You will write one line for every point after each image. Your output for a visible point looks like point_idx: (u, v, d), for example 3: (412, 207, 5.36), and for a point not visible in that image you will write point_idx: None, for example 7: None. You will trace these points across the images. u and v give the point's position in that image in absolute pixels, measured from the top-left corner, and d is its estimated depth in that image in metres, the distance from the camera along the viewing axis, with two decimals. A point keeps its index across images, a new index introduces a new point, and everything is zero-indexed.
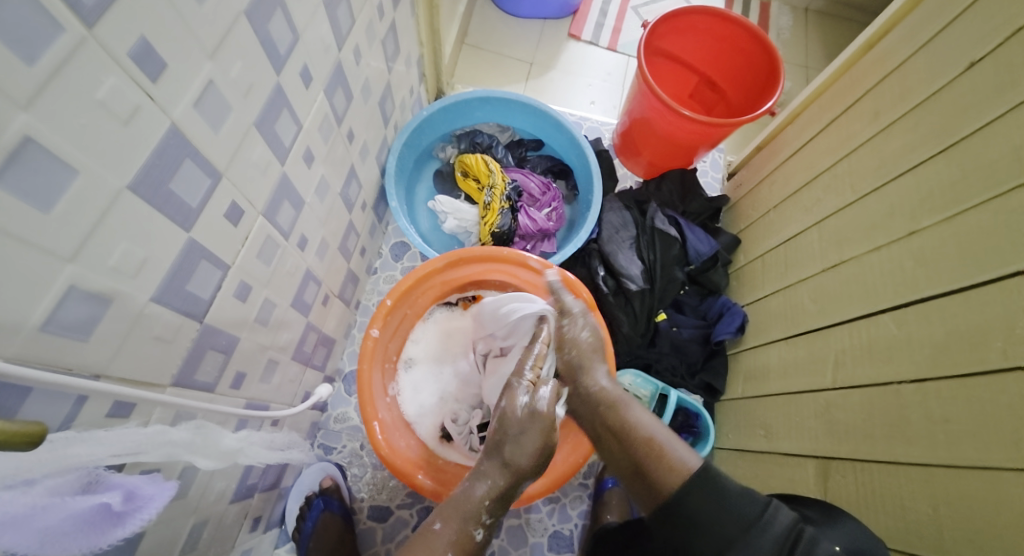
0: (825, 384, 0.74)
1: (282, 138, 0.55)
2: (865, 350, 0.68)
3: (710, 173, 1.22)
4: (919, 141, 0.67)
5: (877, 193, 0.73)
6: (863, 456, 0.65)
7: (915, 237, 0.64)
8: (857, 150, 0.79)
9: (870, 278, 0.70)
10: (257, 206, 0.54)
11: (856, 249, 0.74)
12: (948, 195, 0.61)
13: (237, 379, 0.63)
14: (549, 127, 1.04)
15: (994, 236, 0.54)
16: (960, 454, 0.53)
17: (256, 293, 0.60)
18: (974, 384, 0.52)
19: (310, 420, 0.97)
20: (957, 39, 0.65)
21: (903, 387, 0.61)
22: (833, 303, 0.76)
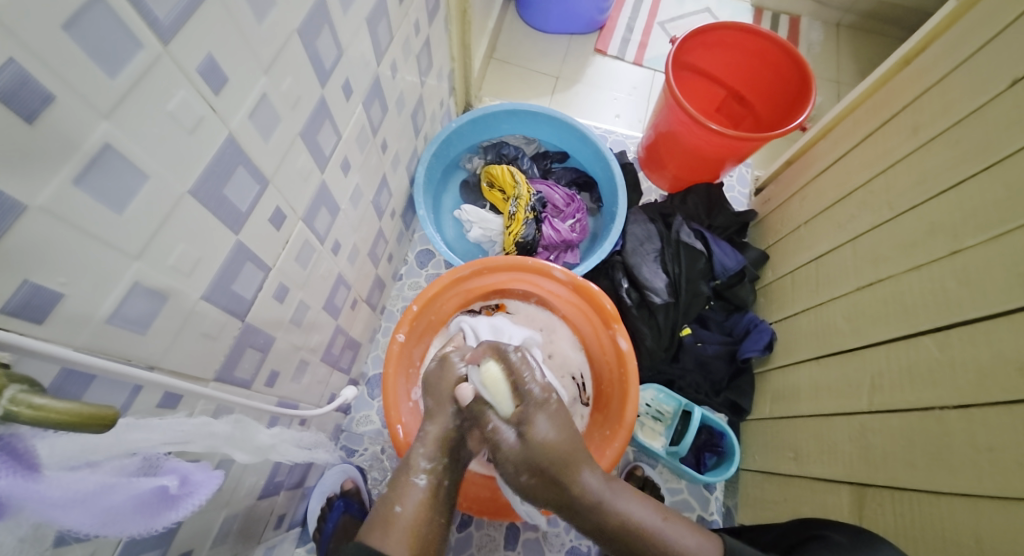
0: (861, 406, 0.73)
1: (322, 148, 0.58)
2: (905, 375, 0.67)
3: (736, 187, 1.22)
4: (961, 157, 0.67)
5: (916, 210, 0.72)
6: (902, 484, 0.64)
7: (958, 257, 0.63)
8: (894, 166, 0.79)
9: (909, 298, 0.69)
10: (297, 212, 0.57)
11: (893, 267, 0.73)
12: (992, 215, 0.60)
13: (270, 378, 0.65)
14: (575, 140, 1.06)
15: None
16: (1008, 484, 0.51)
17: (292, 296, 0.63)
18: (1023, 411, 0.52)
19: (335, 422, 1.00)
20: (1002, 55, 0.64)
21: (946, 413, 0.60)
22: (869, 323, 0.76)
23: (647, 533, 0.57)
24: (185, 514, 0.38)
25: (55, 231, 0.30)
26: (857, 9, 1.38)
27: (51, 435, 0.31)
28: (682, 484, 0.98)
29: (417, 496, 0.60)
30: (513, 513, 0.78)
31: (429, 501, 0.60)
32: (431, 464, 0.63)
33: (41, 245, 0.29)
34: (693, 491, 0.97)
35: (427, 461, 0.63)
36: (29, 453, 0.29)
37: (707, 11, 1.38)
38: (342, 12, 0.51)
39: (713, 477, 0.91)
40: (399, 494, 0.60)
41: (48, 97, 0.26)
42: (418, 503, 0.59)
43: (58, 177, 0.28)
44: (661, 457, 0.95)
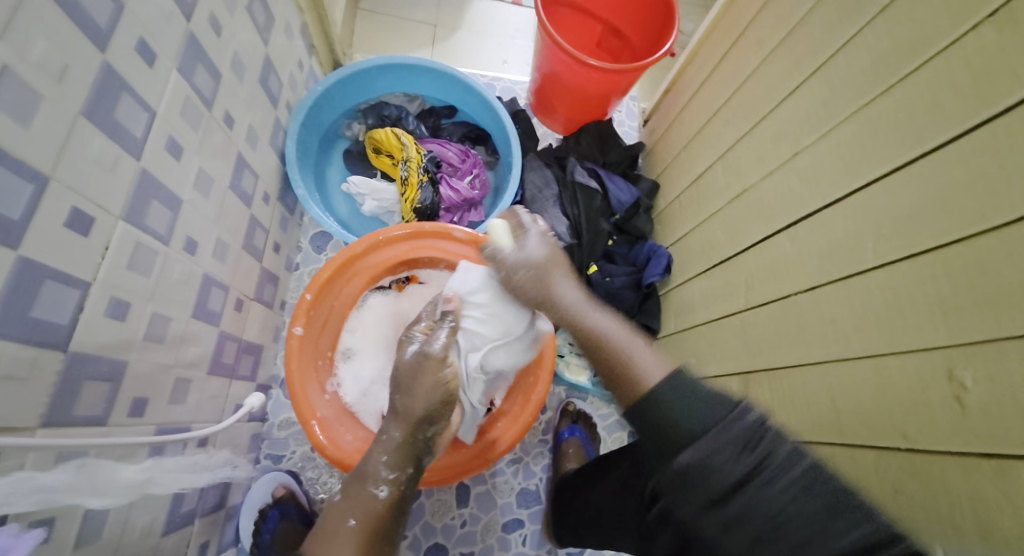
0: (739, 306, 0.76)
1: (128, 129, 0.48)
2: (769, 270, 0.70)
3: (626, 123, 1.20)
4: (795, 63, 0.69)
5: (766, 120, 0.74)
6: (773, 365, 0.67)
7: (799, 157, 0.66)
8: (746, 82, 0.80)
9: (767, 203, 0.71)
10: (111, 209, 0.47)
11: (753, 176, 0.75)
12: (823, 113, 0.63)
13: (136, 406, 0.56)
14: (459, 91, 0.98)
15: (861, 147, 0.56)
16: (850, 345, 0.55)
17: (138, 310, 0.53)
18: (857, 285, 0.55)
19: (250, 433, 0.91)
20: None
21: (799, 298, 0.63)
22: (739, 228, 0.78)
23: (611, 351, 0.50)
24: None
25: None
26: None
27: None
28: (611, 409, 1.05)
29: (371, 508, 0.54)
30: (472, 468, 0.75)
31: (384, 513, 0.55)
32: (393, 472, 0.57)
33: None
34: (620, 412, 1.04)
35: (388, 469, 0.57)
36: None
37: None
38: None
39: None
40: (350, 505, 0.55)
41: None
42: (373, 515, 0.54)
43: None
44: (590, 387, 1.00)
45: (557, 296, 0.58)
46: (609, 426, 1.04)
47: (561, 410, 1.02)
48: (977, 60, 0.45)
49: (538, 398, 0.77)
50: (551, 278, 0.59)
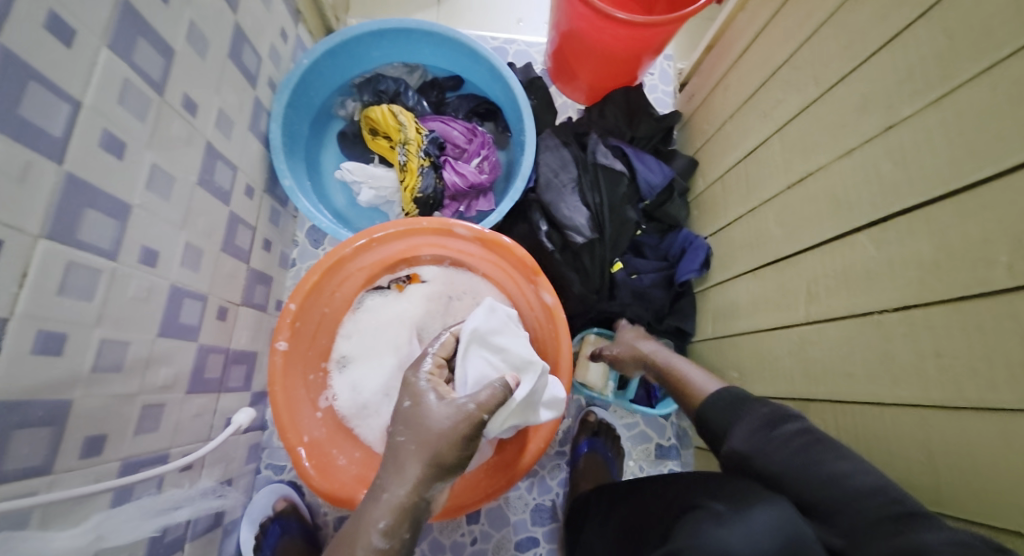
0: (798, 317, 0.65)
1: (40, 126, 0.39)
2: (840, 280, 0.58)
3: (659, 87, 1.05)
4: (888, 7, 0.53)
5: (846, 83, 0.59)
6: (843, 398, 0.58)
7: (893, 132, 0.51)
8: (818, 34, 0.64)
9: (843, 190, 0.58)
10: (28, 228, 0.39)
11: (824, 154, 0.61)
12: (932, 72, 0.47)
13: (94, 446, 0.49)
14: (465, 58, 0.85)
15: (992, 120, 0.42)
16: (960, 393, 0.44)
17: (81, 340, 0.46)
18: (973, 312, 0.43)
19: (247, 444, 0.85)
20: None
21: (884, 317, 0.52)
22: (803, 223, 0.64)
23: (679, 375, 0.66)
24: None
25: None
26: None
27: None
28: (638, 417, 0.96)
29: None
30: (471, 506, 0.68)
31: None
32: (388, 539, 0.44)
33: None
34: (649, 423, 0.94)
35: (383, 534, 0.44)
36: None
37: None
38: None
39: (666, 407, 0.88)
40: None
41: None
42: None
43: None
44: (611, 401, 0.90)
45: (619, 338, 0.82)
46: (637, 436, 0.94)
47: (580, 420, 0.93)
48: None
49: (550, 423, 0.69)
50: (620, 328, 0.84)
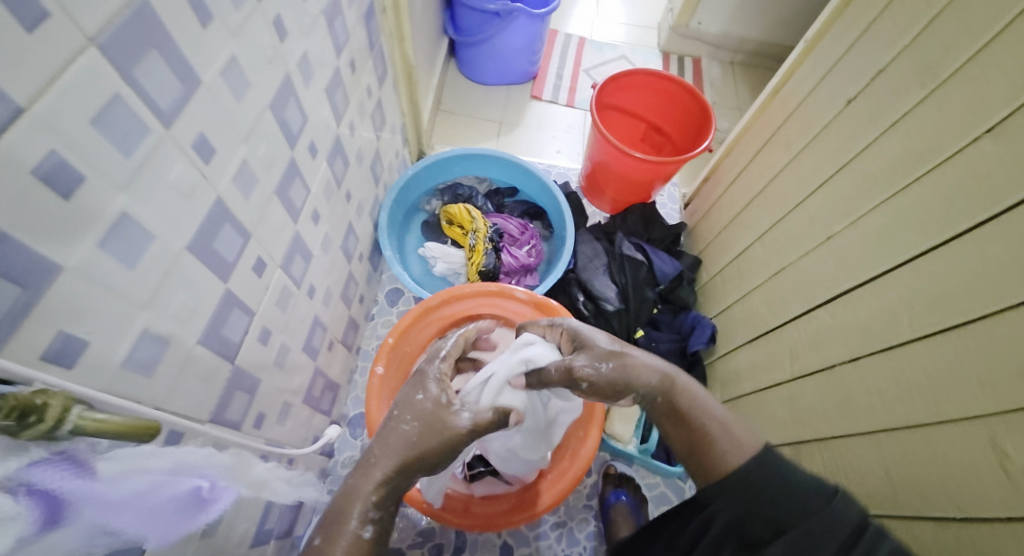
0: (785, 375, 0.81)
1: (294, 202, 0.64)
2: (812, 341, 0.76)
3: (669, 204, 1.35)
4: (823, 162, 0.81)
5: (798, 208, 0.85)
6: (827, 434, 0.70)
7: (832, 240, 0.75)
8: (778, 176, 0.93)
9: (804, 280, 0.80)
10: (275, 259, 0.63)
11: (790, 256, 0.85)
12: (849, 203, 0.73)
13: (257, 420, 0.69)
14: (521, 175, 1.17)
15: (888, 233, 0.65)
16: (897, 418, 0.59)
17: (273, 338, 0.68)
18: (892, 355, 0.61)
19: (320, 466, 0.98)
20: (838, 80, 0.81)
21: (842, 367, 0.69)
22: (782, 304, 0.85)
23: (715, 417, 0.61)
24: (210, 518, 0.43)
25: (88, 290, 0.36)
26: (745, 48, 1.61)
27: (109, 448, 0.33)
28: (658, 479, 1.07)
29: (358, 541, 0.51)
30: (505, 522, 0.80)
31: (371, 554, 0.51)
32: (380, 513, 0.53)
33: (77, 302, 0.35)
34: (668, 484, 1.05)
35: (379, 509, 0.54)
36: (88, 463, 0.31)
37: (622, 59, 1.59)
38: (305, 85, 0.60)
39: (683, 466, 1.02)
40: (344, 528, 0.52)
41: (81, 179, 0.33)
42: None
43: (87, 242, 0.35)
44: (634, 457, 1.02)
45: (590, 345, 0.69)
46: (657, 497, 1.04)
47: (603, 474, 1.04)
48: (977, 165, 0.54)
49: (585, 455, 0.84)
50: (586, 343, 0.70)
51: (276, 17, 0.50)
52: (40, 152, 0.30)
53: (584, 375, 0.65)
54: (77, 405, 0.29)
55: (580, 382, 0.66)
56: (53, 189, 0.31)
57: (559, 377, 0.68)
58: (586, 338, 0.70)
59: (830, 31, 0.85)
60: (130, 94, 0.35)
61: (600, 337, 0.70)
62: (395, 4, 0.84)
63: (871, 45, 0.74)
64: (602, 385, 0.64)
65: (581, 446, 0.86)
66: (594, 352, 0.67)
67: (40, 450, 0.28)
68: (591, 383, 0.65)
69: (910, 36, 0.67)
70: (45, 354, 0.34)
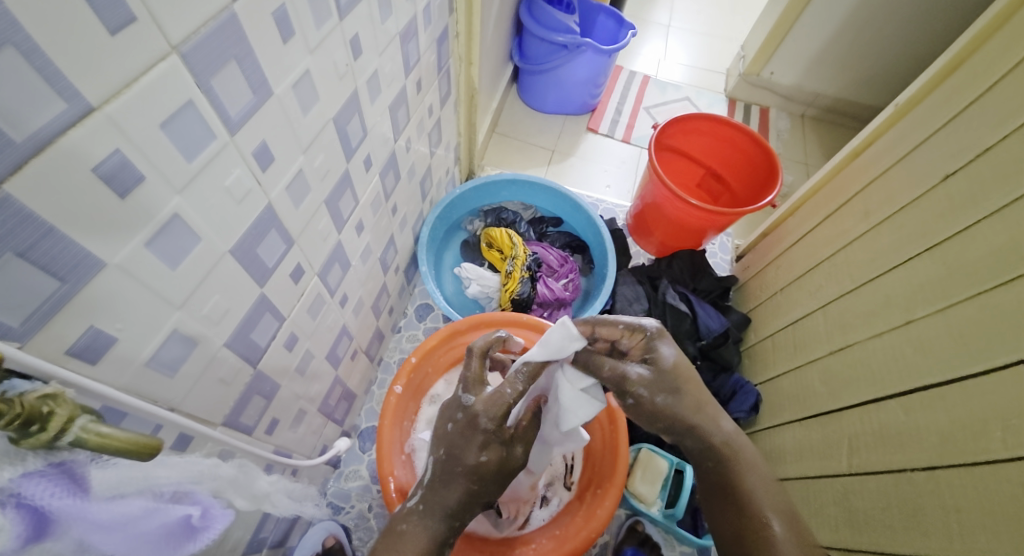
0: (842, 469, 0.75)
1: (341, 213, 0.64)
2: (877, 438, 0.70)
3: (718, 254, 1.31)
4: (907, 239, 0.75)
5: (872, 283, 0.80)
6: (886, 548, 0.65)
7: (912, 326, 0.69)
8: (851, 244, 0.88)
9: (873, 364, 0.74)
10: (314, 267, 0.63)
11: (858, 333, 0.79)
12: (936, 292, 0.67)
13: (270, 425, 0.67)
14: (569, 207, 1.15)
15: (984, 332, 0.59)
16: (973, 545, 0.54)
17: (299, 344, 0.67)
18: (979, 474, 0.55)
19: (323, 475, 0.96)
20: (933, 153, 0.76)
21: (915, 475, 0.63)
22: (843, 386, 0.79)
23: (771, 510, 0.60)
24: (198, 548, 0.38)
25: (126, 285, 0.35)
26: (817, 102, 1.55)
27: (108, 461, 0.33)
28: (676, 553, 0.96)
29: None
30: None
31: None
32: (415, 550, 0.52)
33: (110, 298, 0.34)
34: None
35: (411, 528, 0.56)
36: (84, 477, 0.31)
37: (686, 100, 1.57)
38: (370, 101, 0.59)
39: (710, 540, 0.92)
40: None
41: (140, 178, 0.32)
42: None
43: (133, 242, 0.34)
44: (657, 520, 0.95)
45: (657, 360, 0.64)
46: None
47: (619, 537, 0.96)
48: None
49: (601, 517, 0.79)
50: (653, 351, 0.64)
51: (354, 35, 0.50)
52: (104, 149, 0.29)
53: (638, 392, 0.63)
54: (85, 416, 0.30)
55: (626, 393, 0.64)
56: (109, 187, 0.31)
57: (610, 376, 0.64)
58: (659, 357, 0.63)
59: (928, 100, 0.81)
60: (202, 99, 0.34)
61: (673, 356, 0.64)
62: (468, 30, 0.85)
63: (976, 119, 0.70)
64: (648, 410, 0.63)
65: (597, 506, 0.80)
66: (658, 372, 0.63)
67: (37, 461, 0.29)
68: (637, 402, 0.64)
69: (1022, 116, 0.62)
70: (70, 349, 0.33)
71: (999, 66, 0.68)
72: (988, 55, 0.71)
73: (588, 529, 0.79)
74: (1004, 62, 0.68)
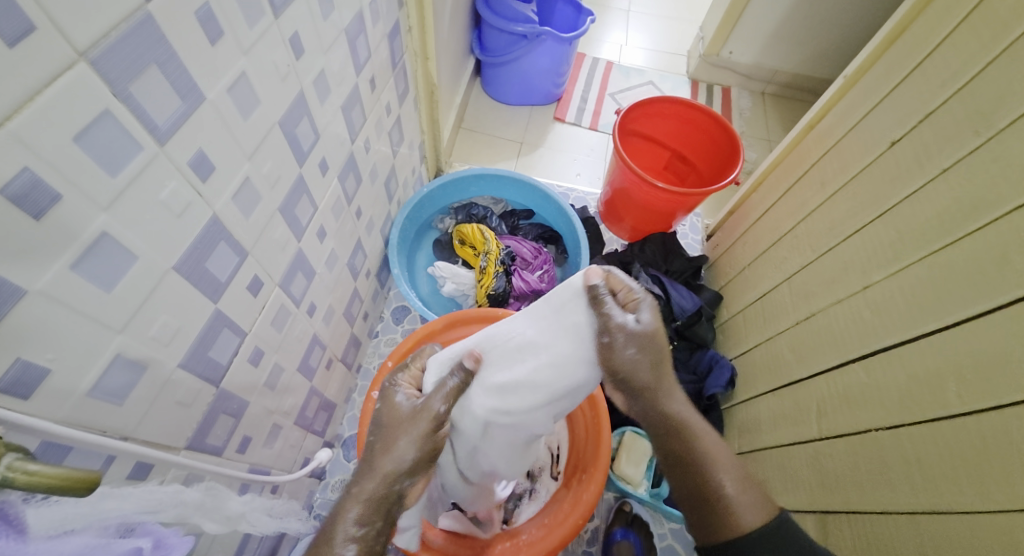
0: (812, 433, 0.76)
1: (299, 219, 0.62)
2: (842, 400, 0.71)
3: (690, 235, 1.31)
4: (861, 206, 0.76)
5: (832, 252, 0.80)
6: (856, 507, 0.66)
7: (869, 290, 0.70)
8: (810, 216, 0.89)
9: (835, 330, 0.75)
10: (274, 278, 0.60)
11: (821, 302, 0.80)
12: (889, 253, 0.68)
13: (243, 443, 0.65)
14: (539, 199, 1.15)
15: (934, 287, 0.60)
16: (939, 498, 0.54)
17: (266, 358, 0.64)
18: (938, 426, 0.56)
19: (308, 487, 0.93)
20: (880, 120, 0.77)
21: (879, 433, 0.63)
22: (808, 354, 0.80)
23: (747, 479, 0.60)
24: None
25: (53, 312, 0.32)
26: (776, 79, 1.57)
27: (51, 498, 0.32)
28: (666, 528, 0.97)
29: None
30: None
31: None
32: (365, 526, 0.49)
33: (34, 328, 0.32)
34: (676, 536, 0.96)
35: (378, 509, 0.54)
36: (19, 518, 0.29)
37: (650, 84, 1.57)
38: (319, 101, 0.57)
39: None
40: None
41: (55, 197, 0.30)
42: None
43: (56, 266, 0.32)
44: (644, 500, 0.96)
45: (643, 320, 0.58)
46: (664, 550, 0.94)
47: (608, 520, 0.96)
48: None
49: (587, 501, 0.78)
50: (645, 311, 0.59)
51: (293, 33, 0.48)
52: (10, 169, 0.27)
53: (614, 334, 0.57)
54: (12, 455, 0.28)
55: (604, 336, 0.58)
56: (21, 210, 0.28)
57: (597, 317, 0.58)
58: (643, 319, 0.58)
59: (874, 69, 0.82)
60: (122, 107, 0.32)
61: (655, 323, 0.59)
62: (422, 23, 0.83)
63: (919, 85, 0.70)
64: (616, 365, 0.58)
65: (583, 492, 0.80)
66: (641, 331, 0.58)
67: None
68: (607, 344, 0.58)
69: (963, 79, 0.63)
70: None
71: (936, 32, 0.69)
72: (927, 20, 0.72)
73: (573, 517, 0.78)
74: (943, 26, 0.68)
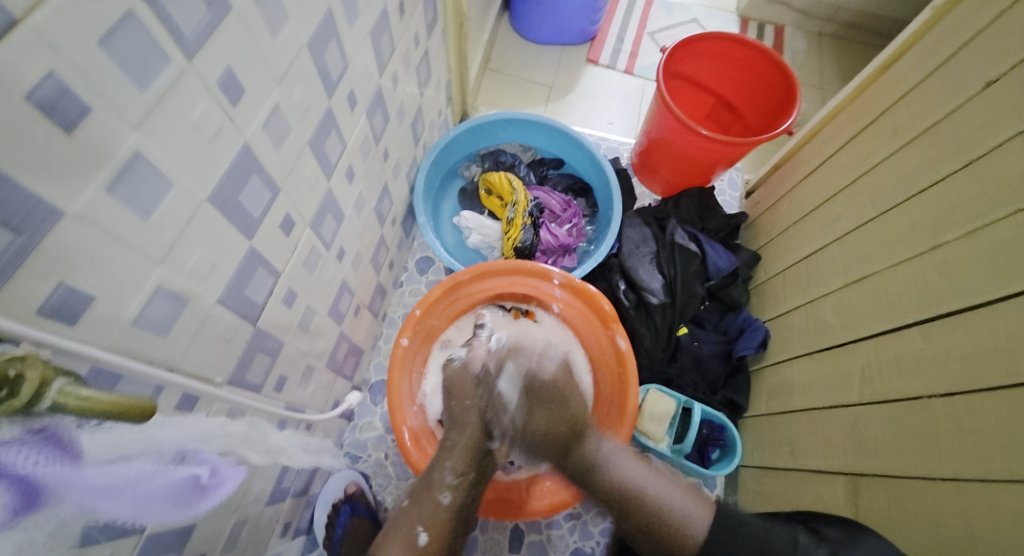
0: (852, 399, 0.74)
1: (329, 156, 0.59)
2: (892, 365, 0.68)
3: (727, 191, 1.26)
4: (938, 157, 0.71)
5: (897, 208, 0.76)
6: (896, 473, 0.64)
7: (938, 251, 0.66)
8: (873, 169, 0.83)
9: (892, 290, 0.72)
10: (305, 218, 0.59)
11: (877, 262, 0.76)
12: (969, 211, 0.63)
13: (279, 382, 0.66)
14: (570, 146, 1.10)
15: (1015, 247, 0.56)
16: (991, 466, 0.52)
17: (299, 300, 0.64)
18: (1003, 396, 0.53)
19: (338, 428, 0.96)
20: (972, 61, 0.69)
21: (932, 401, 0.61)
22: (856, 317, 0.77)
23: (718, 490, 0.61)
24: (211, 500, 0.42)
25: (92, 238, 0.31)
26: (837, 18, 1.45)
27: (105, 424, 0.31)
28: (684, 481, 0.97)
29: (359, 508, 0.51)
30: (526, 511, 0.78)
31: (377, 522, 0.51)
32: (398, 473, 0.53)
33: (74, 250, 0.30)
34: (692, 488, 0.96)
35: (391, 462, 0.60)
36: (74, 444, 0.29)
37: (692, 24, 1.46)
38: (348, 24, 0.53)
39: (717, 470, 0.93)
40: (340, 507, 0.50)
41: (85, 109, 0.28)
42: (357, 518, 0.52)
43: (91, 187, 0.30)
44: (665, 455, 0.95)
45: None
46: None
47: None
48: None
49: None
50: None
51: None
52: (37, 71, 0.25)
53: None
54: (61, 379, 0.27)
55: None
56: (51, 119, 0.26)
57: None
58: None
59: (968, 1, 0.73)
60: (147, 11, 0.29)
61: None
62: None
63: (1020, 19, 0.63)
64: None
65: None
66: None
67: (13, 428, 0.26)
68: None
69: None
70: (42, 308, 0.30)
71: None
72: None
73: None
74: None
